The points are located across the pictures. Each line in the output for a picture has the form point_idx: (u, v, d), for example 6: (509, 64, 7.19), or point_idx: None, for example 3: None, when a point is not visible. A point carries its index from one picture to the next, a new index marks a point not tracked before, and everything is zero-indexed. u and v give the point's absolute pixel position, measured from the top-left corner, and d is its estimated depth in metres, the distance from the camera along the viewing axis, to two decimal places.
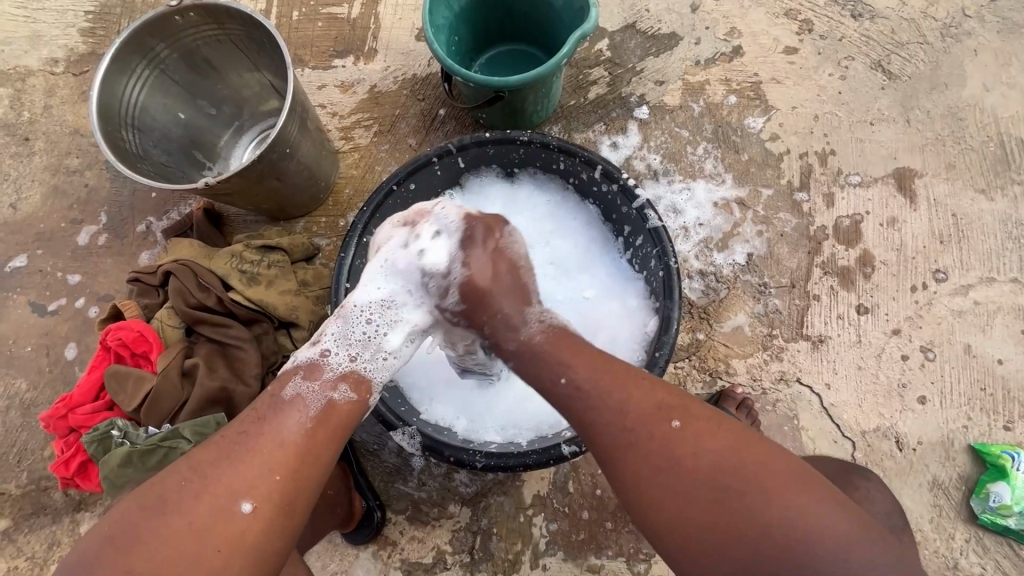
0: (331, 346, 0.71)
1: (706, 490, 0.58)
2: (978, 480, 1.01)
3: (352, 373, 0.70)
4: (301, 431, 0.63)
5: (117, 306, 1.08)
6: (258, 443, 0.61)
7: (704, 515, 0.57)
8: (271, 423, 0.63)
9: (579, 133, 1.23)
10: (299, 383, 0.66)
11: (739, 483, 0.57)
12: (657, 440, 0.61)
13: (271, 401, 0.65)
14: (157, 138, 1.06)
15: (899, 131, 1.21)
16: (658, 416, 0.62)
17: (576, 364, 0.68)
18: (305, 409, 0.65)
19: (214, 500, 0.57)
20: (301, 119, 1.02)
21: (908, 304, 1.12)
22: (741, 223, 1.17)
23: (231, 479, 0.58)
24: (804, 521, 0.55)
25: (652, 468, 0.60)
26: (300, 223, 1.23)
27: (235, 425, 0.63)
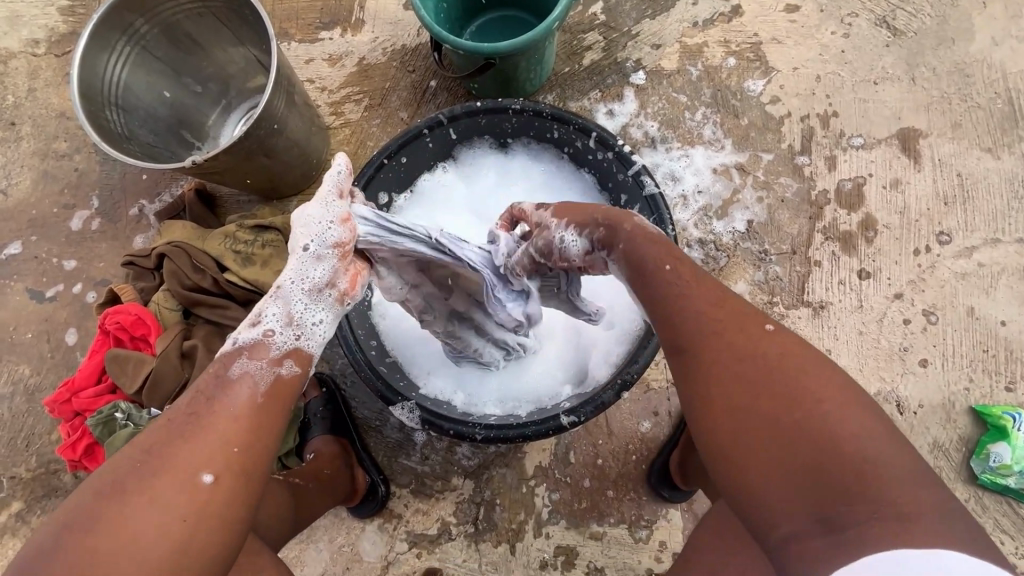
0: (273, 324, 0.59)
1: (776, 395, 0.49)
2: (979, 441, 1.01)
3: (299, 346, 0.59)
4: (253, 411, 0.54)
5: (114, 290, 1.08)
6: (211, 422, 0.52)
7: (769, 428, 0.48)
8: (225, 402, 0.53)
9: (575, 102, 1.20)
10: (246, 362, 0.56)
11: (808, 396, 0.48)
12: (741, 342, 0.53)
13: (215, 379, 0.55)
14: (143, 118, 1.04)
15: (904, 90, 1.18)
16: (746, 321, 0.55)
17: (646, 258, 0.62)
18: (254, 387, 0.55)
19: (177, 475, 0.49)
20: (288, 94, 0.99)
21: (911, 268, 1.10)
22: (741, 190, 1.15)
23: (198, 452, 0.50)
24: (868, 451, 0.45)
25: (723, 367, 0.53)
26: (293, 202, 1.21)
27: (187, 404, 0.53)
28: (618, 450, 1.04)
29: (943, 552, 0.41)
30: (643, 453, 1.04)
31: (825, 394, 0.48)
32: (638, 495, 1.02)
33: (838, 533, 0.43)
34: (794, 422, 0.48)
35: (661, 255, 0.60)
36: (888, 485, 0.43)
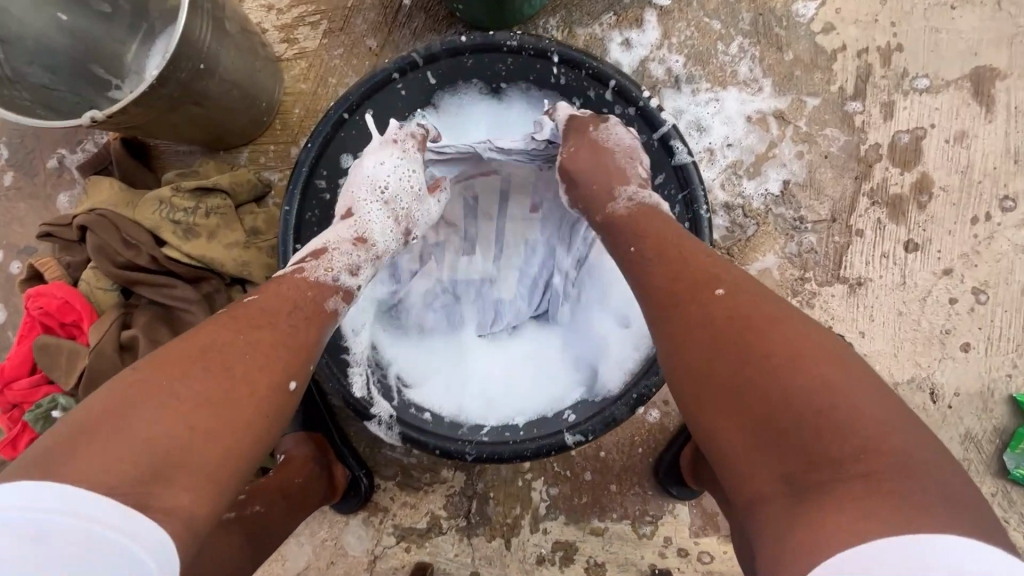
0: None
1: (751, 370, 0.47)
2: (1016, 433, 0.93)
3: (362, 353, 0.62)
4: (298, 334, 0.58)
5: (35, 267, 0.91)
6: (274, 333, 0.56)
7: (747, 401, 0.47)
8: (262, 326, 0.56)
9: (583, 29, 0.97)
10: None
11: (798, 355, 0.46)
12: (702, 314, 0.52)
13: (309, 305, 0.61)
14: (33, 52, 0.82)
15: (986, 16, 0.96)
16: (691, 288, 0.54)
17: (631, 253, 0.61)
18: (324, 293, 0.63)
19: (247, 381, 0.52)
20: (217, 21, 0.77)
21: (966, 239, 0.96)
22: (779, 143, 0.97)
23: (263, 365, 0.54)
24: (898, 451, 0.41)
25: (710, 342, 0.50)
26: (244, 153, 1.01)
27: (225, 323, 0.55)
28: (624, 442, 0.94)
29: (932, 537, 0.37)
30: (650, 445, 0.95)
31: (802, 371, 0.46)
32: (643, 489, 0.94)
33: (822, 511, 0.41)
34: (792, 403, 0.45)
35: (629, 239, 0.61)
36: (900, 485, 0.40)
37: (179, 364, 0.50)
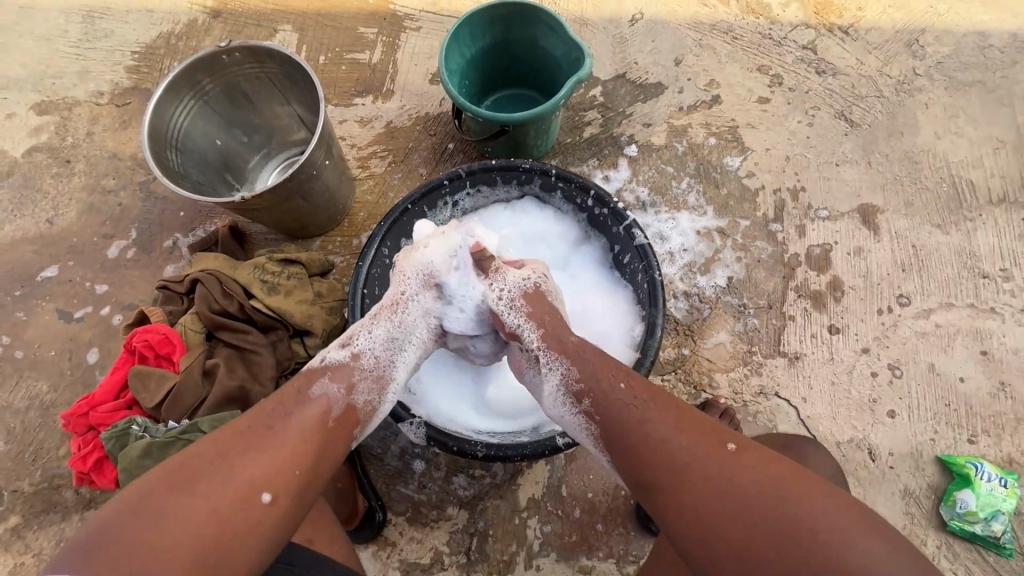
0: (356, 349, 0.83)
1: (728, 491, 0.64)
2: (946, 489, 1.08)
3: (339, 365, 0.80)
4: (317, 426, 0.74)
5: (144, 312, 1.15)
6: (284, 436, 0.70)
7: (732, 516, 0.63)
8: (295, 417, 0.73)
9: (575, 167, 1.36)
10: (325, 384, 0.77)
11: (775, 507, 0.62)
12: (712, 462, 0.67)
13: (301, 391, 0.76)
14: (196, 160, 1.17)
15: (862, 171, 1.35)
16: (710, 442, 0.69)
17: (608, 390, 0.77)
18: (329, 409, 0.76)
19: (235, 484, 0.65)
20: (327, 148, 1.14)
21: (876, 325, 1.22)
22: (722, 250, 1.28)
23: (255, 468, 0.67)
24: (857, 545, 0.58)
25: (695, 485, 0.66)
26: (316, 241, 1.33)
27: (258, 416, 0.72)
28: (608, 484, 1.09)
29: None
30: None
31: (764, 484, 0.64)
32: (626, 530, 1.07)
33: None
34: (766, 509, 0.62)
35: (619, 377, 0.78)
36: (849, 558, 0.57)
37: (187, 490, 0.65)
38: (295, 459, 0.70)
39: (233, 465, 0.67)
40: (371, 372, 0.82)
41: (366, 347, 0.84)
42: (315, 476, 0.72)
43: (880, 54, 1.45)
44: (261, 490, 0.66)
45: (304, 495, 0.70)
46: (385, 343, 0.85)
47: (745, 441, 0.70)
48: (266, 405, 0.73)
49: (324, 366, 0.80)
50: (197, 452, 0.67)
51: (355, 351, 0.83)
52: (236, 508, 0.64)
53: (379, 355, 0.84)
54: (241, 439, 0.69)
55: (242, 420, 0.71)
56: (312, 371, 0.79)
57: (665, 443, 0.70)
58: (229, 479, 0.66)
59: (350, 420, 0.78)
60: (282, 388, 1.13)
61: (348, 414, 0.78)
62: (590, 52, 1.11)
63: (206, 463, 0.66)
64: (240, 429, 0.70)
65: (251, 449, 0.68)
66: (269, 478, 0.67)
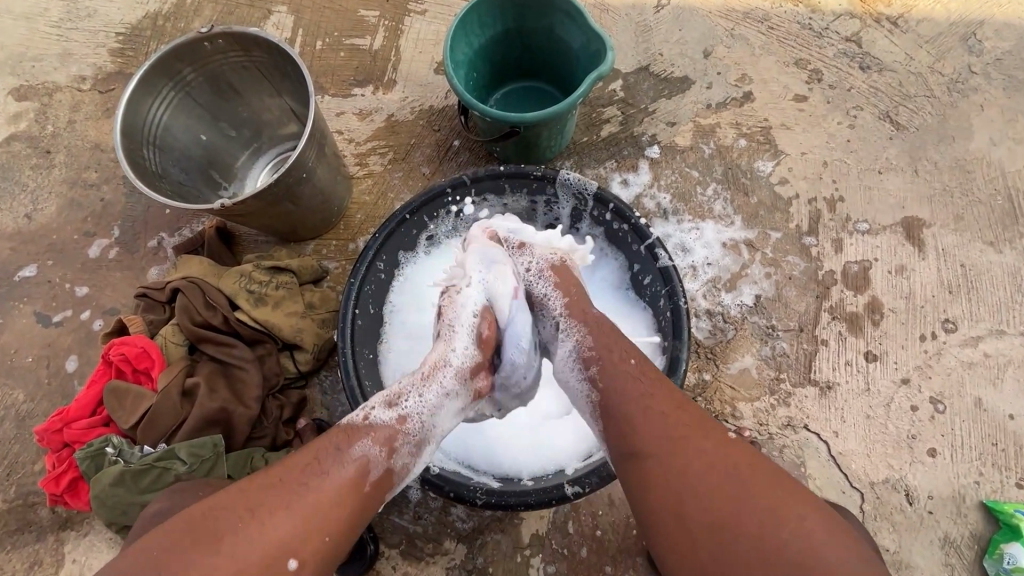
0: (407, 413, 0.73)
1: (708, 485, 0.59)
2: (991, 539, 1.00)
3: (388, 431, 0.70)
4: (354, 484, 0.64)
5: (122, 321, 1.07)
6: (314, 501, 0.61)
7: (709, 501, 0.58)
8: (330, 470, 0.64)
9: (591, 169, 1.24)
10: (367, 445, 0.68)
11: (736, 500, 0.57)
12: (694, 444, 0.62)
13: (336, 447, 0.66)
14: (177, 157, 1.08)
15: (907, 180, 1.23)
16: (702, 430, 0.64)
17: (608, 356, 0.74)
18: (367, 471, 0.66)
19: (268, 548, 0.57)
20: (319, 147, 1.04)
21: (918, 353, 1.11)
22: (750, 265, 1.17)
23: (286, 532, 0.58)
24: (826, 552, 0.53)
25: (672, 454, 0.62)
26: (310, 245, 1.23)
27: (289, 466, 0.63)
28: (619, 523, 1.01)
29: None
30: None
31: (743, 483, 0.58)
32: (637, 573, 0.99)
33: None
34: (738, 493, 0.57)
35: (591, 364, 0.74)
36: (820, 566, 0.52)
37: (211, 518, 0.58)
38: (327, 526, 0.60)
39: (263, 524, 0.58)
40: (415, 437, 0.73)
41: (412, 411, 0.74)
42: (341, 547, 0.62)
43: (932, 48, 1.31)
44: (288, 555, 0.57)
45: (328, 567, 0.61)
46: (433, 411, 0.76)
47: (745, 446, 0.63)
48: (301, 457, 0.64)
49: (364, 426, 0.70)
50: (221, 512, 0.58)
51: (401, 414, 0.73)
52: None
53: (426, 421, 0.74)
54: (268, 497, 0.60)
55: (274, 475, 0.62)
56: (353, 427, 0.70)
57: (654, 420, 0.65)
58: (259, 547, 0.56)
59: (383, 485, 0.67)
60: (269, 408, 1.05)
61: (382, 481, 0.67)
62: (612, 44, 0.99)
63: (233, 524, 0.57)
64: (272, 481, 0.61)
65: (281, 510, 0.59)
66: (299, 546, 0.58)
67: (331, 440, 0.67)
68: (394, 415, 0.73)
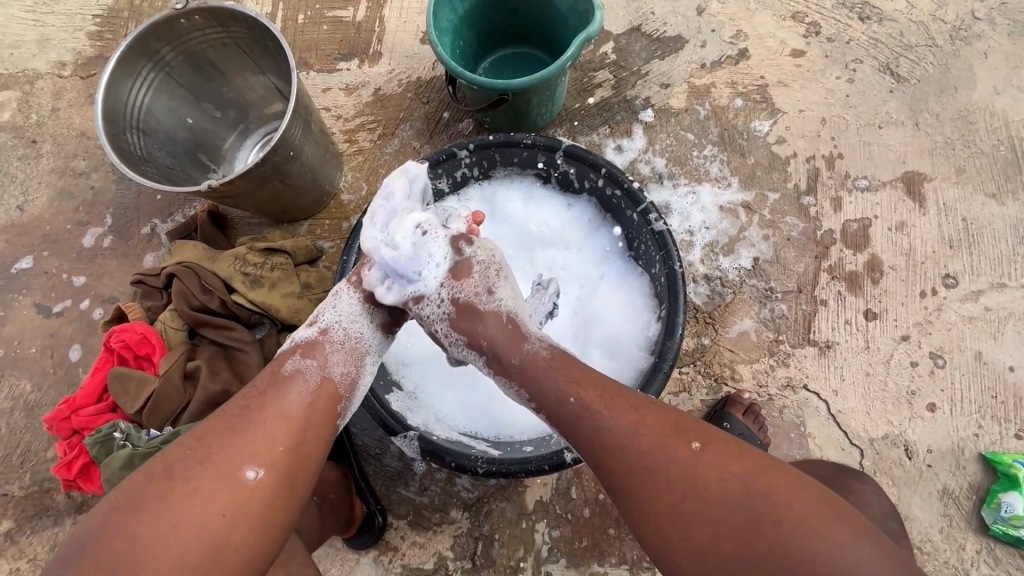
0: (329, 323, 0.76)
1: (698, 485, 0.60)
2: (989, 489, 1.01)
3: (311, 340, 0.74)
4: (303, 404, 0.68)
5: (121, 308, 1.08)
6: (261, 417, 0.65)
7: (721, 511, 0.58)
8: (274, 397, 0.67)
9: (584, 137, 1.22)
10: (299, 359, 0.71)
11: (674, 467, 0.61)
12: (674, 465, 0.61)
13: (272, 374, 0.69)
14: (162, 141, 1.07)
15: (908, 135, 1.20)
16: (671, 440, 0.63)
17: (549, 389, 0.69)
18: (307, 384, 0.69)
19: (218, 467, 0.61)
20: (305, 122, 1.02)
21: (918, 310, 1.11)
22: (748, 227, 1.15)
23: (235, 452, 0.62)
24: (825, 539, 0.55)
25: (663, 481, 0.61)
26: (303, 226, 1.22)
27: (241, 397, 0.67)
28: None
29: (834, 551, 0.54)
30: None
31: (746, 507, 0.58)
32: None
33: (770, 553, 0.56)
34: (728, 500, 0.59)
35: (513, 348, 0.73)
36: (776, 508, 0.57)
37: (162, 481, 0.59)
38: (277, 435, 0.64)
39: (212, 452, 0.62)
40: (343, 343, 0.75)
41: (332, 321, 0.77)
42: (309, 451, 0.66)
43: None
44: (246, 468, 0.61)
45: (296, 476, 0.64)
46: (353, 317, 0.78)
47: (710, 433, 0.63)
48: (240, 394, 0.68)
49: (292, 347, 0.74)
50: (167, 453, 0.62)
51: (322, 326, 0.76)
52: (227, 495, 0.60)
53: (350, 327, 0.77)
54: (214, 427, 0.64)
55: (213, 415, 0.66)
56: (283, 354, 0.73)
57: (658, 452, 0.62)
58: (215, 465, 0.61)
59: (331, 394, 0.71)
60: None
61: (325, 388, 0.71)
62: (599, 3, 0.96)
63: (184, 455, 0.61)
64: (216, 415, 0.65)
65: (226, 438, 0.63)
66: (254, 457, 0.62)
67: (268, 364, 0.71)
68: (317, 327, 0.76)
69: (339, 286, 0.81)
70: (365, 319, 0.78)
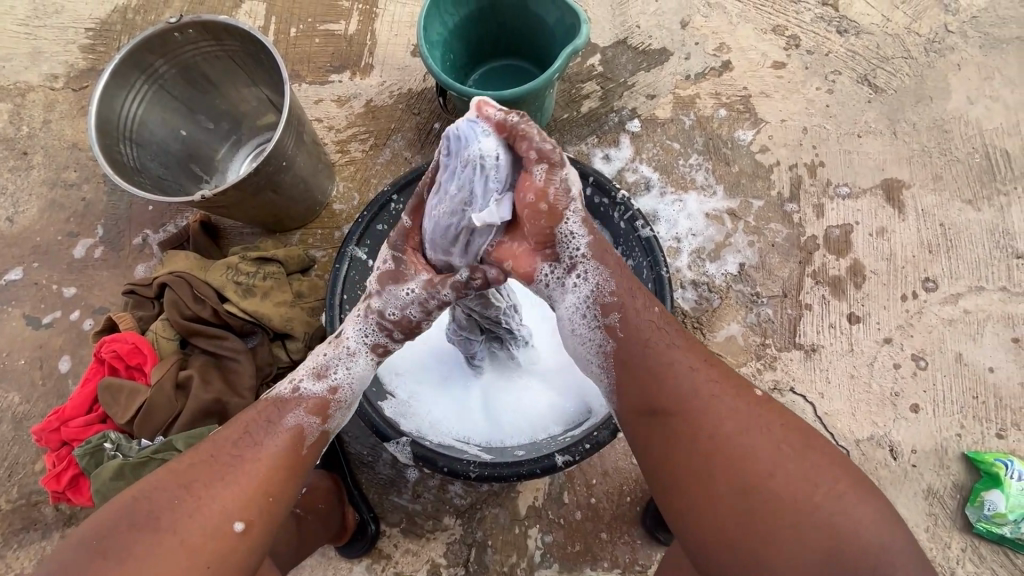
0: (335, 378, 0.70)
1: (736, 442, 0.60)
2: (973, 488, 1.03)
3: (314, 394, 0.68)
4: (292, 449, 0.65)
5: (112, 318, 1.08)
6: (250, 466, 0.62)
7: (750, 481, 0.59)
8: (264, 441, 0.64)
9: (572, 146, 1.24)
10: (299, 410, 0.67)
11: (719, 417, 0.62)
12: (727, 420, 0.61)
13: (265, 419, 0.66)
14: (155, 152, 1.08)
15: (886, 143, 1.23)
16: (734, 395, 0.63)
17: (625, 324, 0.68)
18: (301, 434, 0.66)
19: (206, 518, 0.59)
20: (297, 133, 1.03)
21: (899, 313, 1.13)
22: (733, 234, 1.18)
23: (221, 501, 0.60)
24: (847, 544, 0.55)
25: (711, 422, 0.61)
26: (296, 235, 1.23)
27: (226, 441, 0.64)
28: (612, 491, 1.03)
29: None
30: (637, 494, 1.03)
31: (799, 467, 0.59)
32: (632, 539, 1.02)
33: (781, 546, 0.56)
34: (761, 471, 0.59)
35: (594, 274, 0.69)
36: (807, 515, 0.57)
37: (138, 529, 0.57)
38: (267, 487, 0.62)
39: (197, 499, 0.60)
40: (350, 402, 0.71)
41: (345, 379, 0.70)
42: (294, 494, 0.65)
43: (908, 10, 1.30)
44: (232, 521, 0.60)
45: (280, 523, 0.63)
46: (364, 374, 0.71)
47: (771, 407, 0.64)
48: (229, 433, 0.65)
49: (296, 396, 0.68)
50: (149, 496, 0.59)
51: (331, 381, 0.69)
52: (210, 547, 0.58)
53: (359, 382, 0.71)
54: (198, 471, 0.61)
55: (197, 455, 0.63)
56: (280, 397, 0.68)
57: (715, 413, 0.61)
58: (200, 513, 0.59)
59: (323, 440, 0.69)
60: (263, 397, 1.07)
61: (321, 437, 0.69)
62: (585, 17, 0.99)
63: (167, 501, 0.59)
64: (201, 456, 0.63)
65: (212, 486, 0.60)
66: (241, 509, 0.60)
67: (261, 407, 0.67)
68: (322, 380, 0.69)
69: (354, 338, 0.70)
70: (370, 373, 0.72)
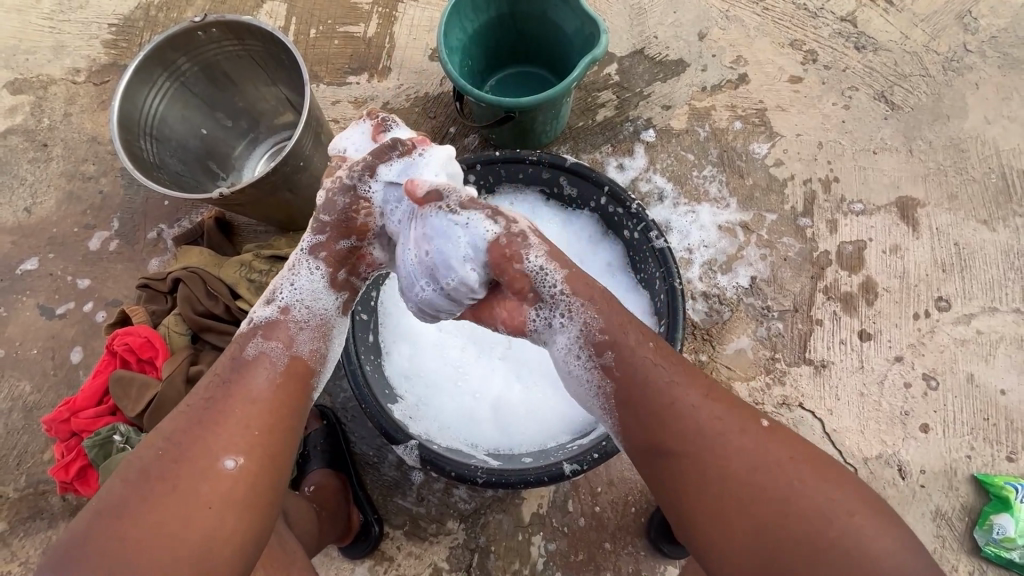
0: (287, 302, 0.77)
1: (742, 467, 0.61)
2: (981, 511, 1.03)
3: (271, 321, 0.75)
4: (270, 387, 0.69)
5: (125, 311, 1.09)
6: (228, 407, 0.66)
7: (753, 505, 0.59)
8: (240, 384, 0.68)
9: (587, 154, 1.25)
10: (260, 341, 0.72)
11: (716, 446, 0.62)
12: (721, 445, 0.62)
13: (234, 361, 0.70)
14: (174, 148, 1.09)
15: (901, 161, 1.23)
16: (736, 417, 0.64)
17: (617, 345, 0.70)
18: (273, 367, 0.71)
19: (196, 461, 0.62)
20: (315, 133, 1.04)
21: (911, 332, 1.13)
22: (745, 247, 1.18)
23: (209, 442, 0.63)
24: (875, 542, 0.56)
25: (703, 456, 0.62)
26: (309, 234, 1.23)
27: (201, 393, 0.67)
28: (618, 501, 1.03)
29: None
30: (642, 506, 1.03)
31: (811, 481, 0.60)
32: (636, 550, 1.01)
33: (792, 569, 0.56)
34: (762, 495, 0.59)
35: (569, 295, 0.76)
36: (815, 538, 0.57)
37: (134, 486, 0.60)
38: (252, 419, 0.66)
39: (186, 446, 0.63)
40: (309, 322, 0.77)
41: (293, 300, 0.77)
42: (283, 427, 0.68)
43: (927, 27, 1.30)
44: (223, 458, 0.62)
45: (274, 459, 0.66)
46: (316, 293, 0.78)
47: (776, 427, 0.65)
48: (205, 382, 0.69)
49: (252, 328, 0.74)
50: (140, 456, 0.63)
51: (283, 304, 0.76)
52: (207, 488, 0.61)
53: (313, 306, 0.78)
54: (177, 425, 0.65)
55: (176, 414, 0.66)
56: (245, 334, 0.74)
57: (710, 444, 0.62)
58: (191, 460, 0.62)
59: (300, 371, 0.73)
60: None
61: (293, 368, 0.73)
62: (605, 27, 0.99)
63: (157, 456, 0.62)
64: (180, 414, 0.66)
65: (199, 431, 0.64)
66: (229, 446, 0.63)
67: (224, 358, 0.71)
68: (273, 306, 0.76)
69: (300, 255, 0.79)
70: (327, 296, 0.79)
